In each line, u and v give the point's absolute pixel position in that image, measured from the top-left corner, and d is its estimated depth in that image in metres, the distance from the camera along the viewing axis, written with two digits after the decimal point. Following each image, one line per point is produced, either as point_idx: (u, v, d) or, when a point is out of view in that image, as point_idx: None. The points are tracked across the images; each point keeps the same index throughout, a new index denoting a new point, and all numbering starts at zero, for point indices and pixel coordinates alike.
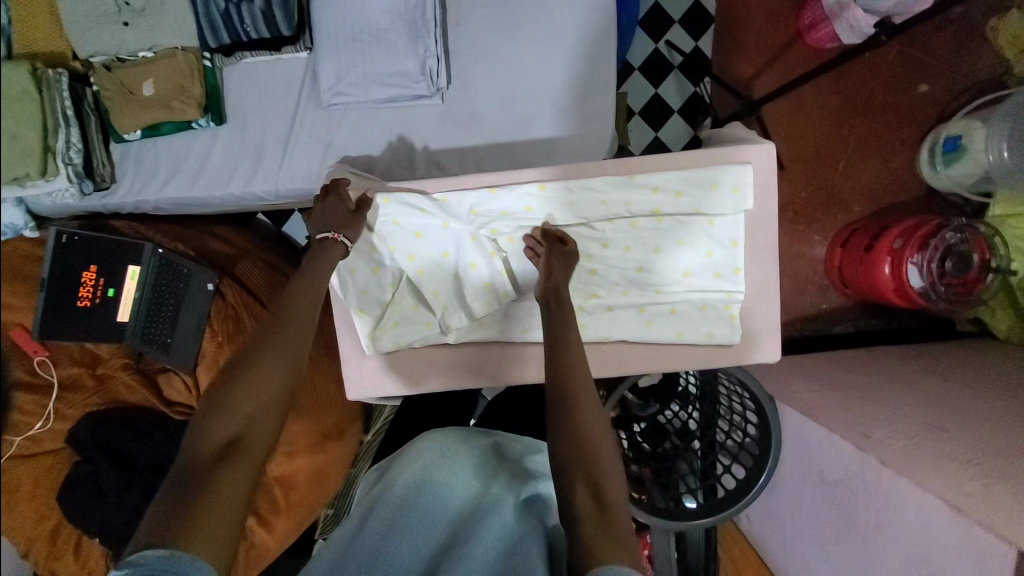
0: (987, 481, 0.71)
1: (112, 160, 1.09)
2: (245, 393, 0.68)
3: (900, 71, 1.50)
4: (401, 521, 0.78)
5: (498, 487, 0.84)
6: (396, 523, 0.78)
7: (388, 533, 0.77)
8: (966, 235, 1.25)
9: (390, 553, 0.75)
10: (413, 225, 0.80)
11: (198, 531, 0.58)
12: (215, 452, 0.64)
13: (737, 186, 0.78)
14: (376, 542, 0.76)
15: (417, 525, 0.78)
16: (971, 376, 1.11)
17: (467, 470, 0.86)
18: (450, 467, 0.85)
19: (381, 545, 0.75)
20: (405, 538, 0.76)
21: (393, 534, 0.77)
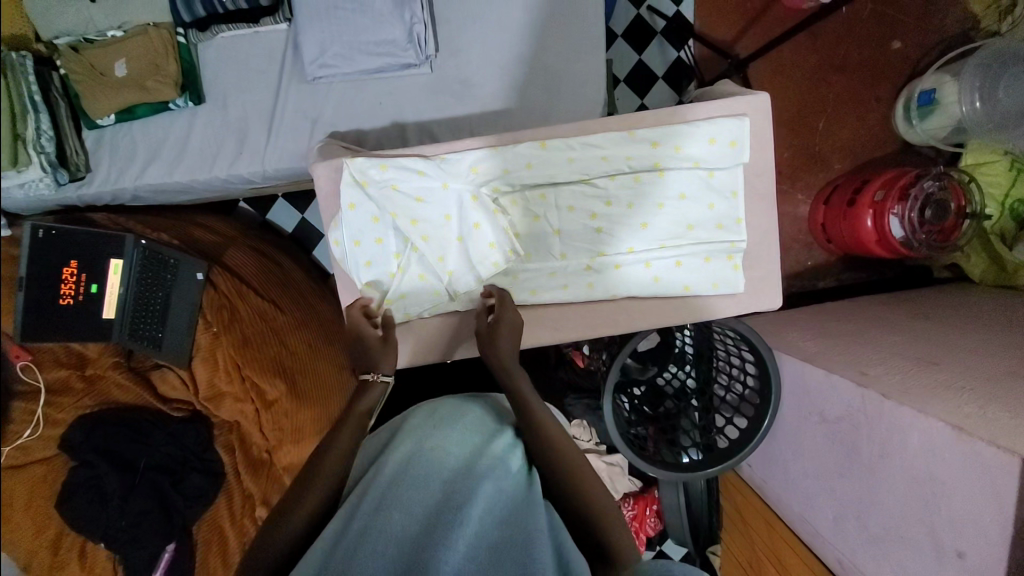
0: (983, 403, 0.76)
1: (86, 148, 1.04)
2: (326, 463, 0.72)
3: (874, 27, 1.53)
4: (394, 490, 0.69)
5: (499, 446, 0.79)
6: (386, 497, 0.69)
7: (380, 507, 0.67)
8: (944, 182, 1.29)
9: (381, 522, 0.65)
10: (414, 189, 0.77)
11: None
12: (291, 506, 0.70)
13: (734, 137, 0.79)
14: (367, 520, 0.66)
15: (411, 489, 0.70)
16: (951, 316, 1.17)
17: (463, 431, 0.79)
18: (445, 431, 0.78)
19: (372, 521, 0.65)
20: (398, 506, 0.67)
21: (383, 508, 0.67)
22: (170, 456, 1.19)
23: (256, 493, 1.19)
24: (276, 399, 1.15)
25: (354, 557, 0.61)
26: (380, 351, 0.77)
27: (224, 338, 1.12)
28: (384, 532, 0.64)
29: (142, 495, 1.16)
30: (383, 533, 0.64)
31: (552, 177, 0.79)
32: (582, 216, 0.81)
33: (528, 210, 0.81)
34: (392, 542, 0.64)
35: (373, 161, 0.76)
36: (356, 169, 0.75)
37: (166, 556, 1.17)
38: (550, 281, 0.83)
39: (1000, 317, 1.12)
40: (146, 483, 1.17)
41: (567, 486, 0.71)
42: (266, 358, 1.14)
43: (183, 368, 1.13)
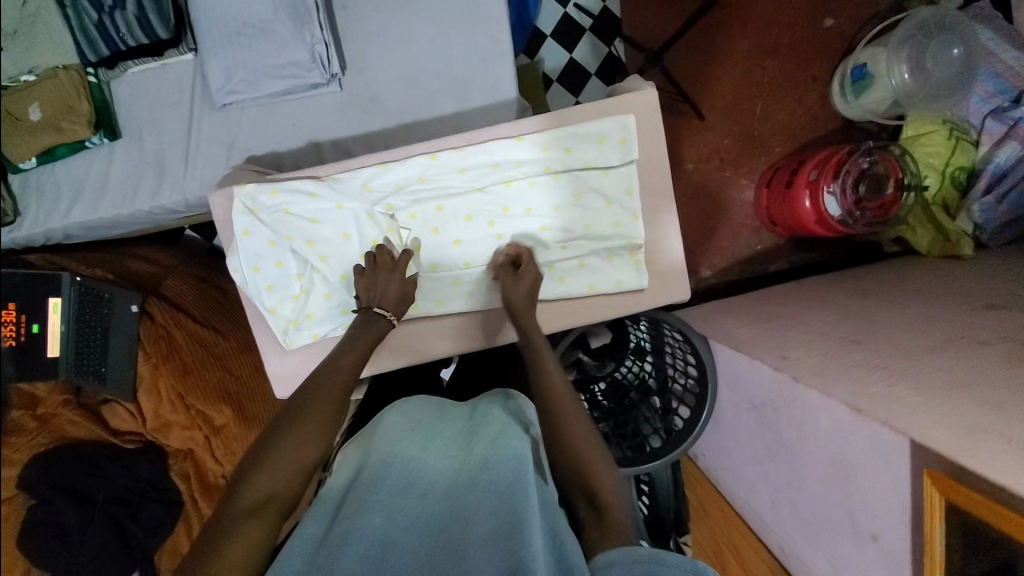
0: (891, 381, 0.75)
1: (13, 192, 1.06)
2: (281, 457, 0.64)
3: (806, 7, 1.53)
4: (372, 499, 0.63)
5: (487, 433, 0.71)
6: (364, 504, 0.63)
7: (360, 514, 0.61)
8: (876, 156, 1.29)
9: (360, 532, 0.59)
10: (308, 213, 0.78)
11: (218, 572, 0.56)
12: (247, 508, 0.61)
13: (622, 135, 0.79)
14: (347, 530, 0.60)
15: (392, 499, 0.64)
16: (889, 292, 1.16)
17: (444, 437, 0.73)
18: (423, 439, 0.72)
19: (352, 530, 0.59)
20: (380, 515, 0.62)
21: (363, 513, 0.61)
22: (128, 488, 1.22)
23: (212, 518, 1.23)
24: (224, 424, 1.18)
25: (333, 570, 0.55)
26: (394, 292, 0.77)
27: (167, 367, 1.14)
28: (366, 543, 0.58)
29: (101, 527, 1.17)
30: (363, 546, 0.58)
31: (446, 190, 0.80)
32: (481, 225, 0.81)
33: (426, 223, 0.81)
34: (374, 555, 0.58)
35: (264, 188, 0.76)
36: (247, 198, 0.76)
37: None
38: (454, 291, 0.83)
39: (937, 289, 1.11)
40: (105, 515, 1.19)
41: (569, 458, 0.68)
42: (210, 384, 1.16)
43: (127, 403, 1.12)
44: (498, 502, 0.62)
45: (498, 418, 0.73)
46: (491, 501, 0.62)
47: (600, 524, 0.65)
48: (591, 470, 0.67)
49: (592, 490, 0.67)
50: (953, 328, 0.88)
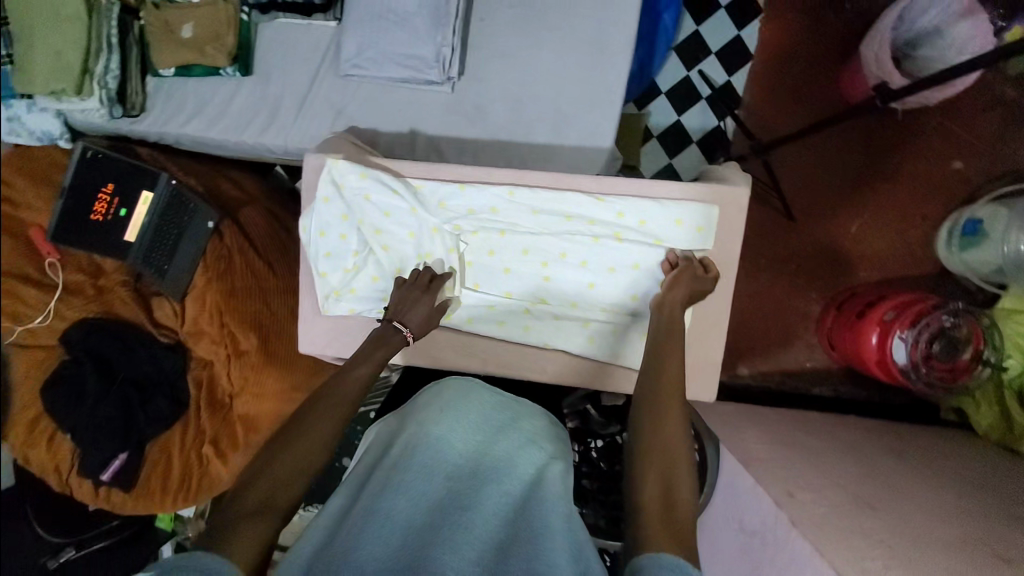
0: (888, 563, 0.70)
1: (147, 91, 1.17)
2: (302, 441, 0.67)
3: (936, 144, 1.45)
4: (398, 475, 0.72)
5: (510, 441, 0.79)
6: (393, 478, 0.72)
7: (388, 486, 0.71)
8: (962, 320, 1.21)
9: (386, 505, 0.69)
10: (383, 202, 0.82)
11: (239, 543, 0.59)
12: (265, 492, 0.63)
13: (700, 224, 0.78)
14: (373, 500, 0.69)
15: (414, 478, 0.72)
16: (926, 462, 1.08)
17: (472, 423, 0.79)
18: (453, 421, 0.79)
19: (377, 503, 0.69)
20: (404, 490, 0.70)
21: (390, 490, 0.70)
22: (147, 375, 1.32)
23: (208, 432, 1.28)
24: (247, 351, 1.25)
25: (359, 534, 0.65)
26: (419, 311, 0.79)
27: (216, 287, 1.23)
28: (390, 516, 0.68)
29: (110, 404, 1.26)
30: (387, 517, 0.67)
31: (515, 224, 0.82)
32: (535, 263, 0.83)
33: (485, 244, 0.84)
34: (393, 527, 0.67)
35: (353, 168, 0.81)
36: (336, 172, 0.81)
37: (116, 462, 1.27)
38: (489, 314, 0.85)
39: (978, 479, 1.01)
40: (119, 394, 1.29)
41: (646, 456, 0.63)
42: (247, 313, 1.24)
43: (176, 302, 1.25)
44: (512, 513, 0.71)
45: (523, 430, 0.81)
46: (505, 509, 0.71)
47: (665, 520, 0.58)
48: (667, 463, 0.62)
49: (669, 488, 0.61)
50: (983, 535, 0.80)
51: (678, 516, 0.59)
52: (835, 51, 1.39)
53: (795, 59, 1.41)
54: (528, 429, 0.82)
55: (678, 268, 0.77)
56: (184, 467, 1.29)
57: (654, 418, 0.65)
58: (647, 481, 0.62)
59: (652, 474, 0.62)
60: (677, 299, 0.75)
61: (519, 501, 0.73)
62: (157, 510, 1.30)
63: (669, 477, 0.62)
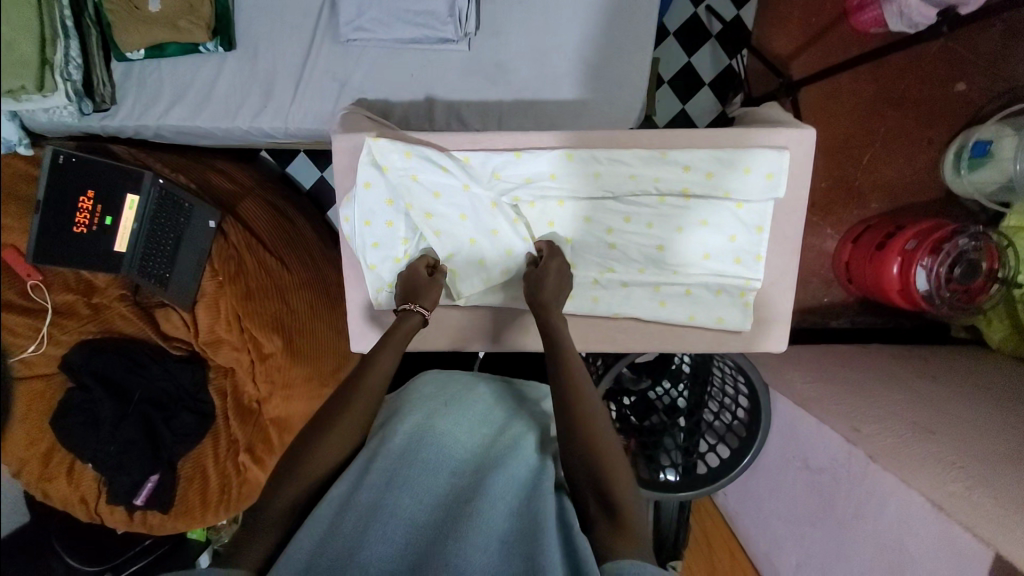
0: (969, 484, 0.74)
1: (113, 80, 1.04)
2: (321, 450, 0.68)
3: (941, 66, 1.45)
4: (404, 469, 0.72)
5: (508, 437, 0.84)
6: (397, 472, 0.72)
7: (392, 480, 0.71)
8: (980, 242, 1.24)
9: (392, 500, 0.68)
10: (432, 181, 0.76)
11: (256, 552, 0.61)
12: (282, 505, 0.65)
13: (771, 170, 0.75)
14: (377, 498, 0.68)
15: (420, 471, 0.73)
16: (957, 380, 1.14)
17: (472, 421, 0.84)
18: (453, 414, 0.84)
19: (382, 500, 0.68)
20: (409, 483, 0.71)
21: (395, 484, 0.70)
22: (164, 392, 1.23)
23: (240, 441, 1.21)
24: (273, 355, 1.17)
25: (366, 529, 0.64)
26: (424, 285, 0.76)
27: (230, 289, 1.13)
28: (397, 511, 0.67)
29: (132, 425, 1.20)
30: (394, 513, 0.67)
31: (575, 190, 0.78)
32: (598, 229, 0.80)
33: (544, 215, 0.80)
34: (400, 524, 0.66)
35: (396, 147, 0.74)
36: (378, 152, 0.74)
37: (150, 484, 1.21)
38: None
39: (1008, 391, 1.08)
40: (138, 415, 1.21)
41: (585, 472, 0.64)
42: (268, 314, 1.16)
43: (186, 311, 1.14)
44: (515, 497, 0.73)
45: (520, 426, 0.87)
46: (511, 499, 0.73)
47: (613, 529, 0.61)
48: (611, 477, 0.63)
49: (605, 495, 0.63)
50: None
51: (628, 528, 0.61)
52: None
53: None
54: (525, 422, 0.89)
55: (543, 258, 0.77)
56: (222, 479, 1.23)
57: (588, 447, 0.64)
58: (588, 497, 0.64)
59: (589, 485, 0.64)
60: (549, 288, 0.74)
61: (523, 492, 0.75)
62: (199, 524, 1.24)
63: (604, 486, 0.63)
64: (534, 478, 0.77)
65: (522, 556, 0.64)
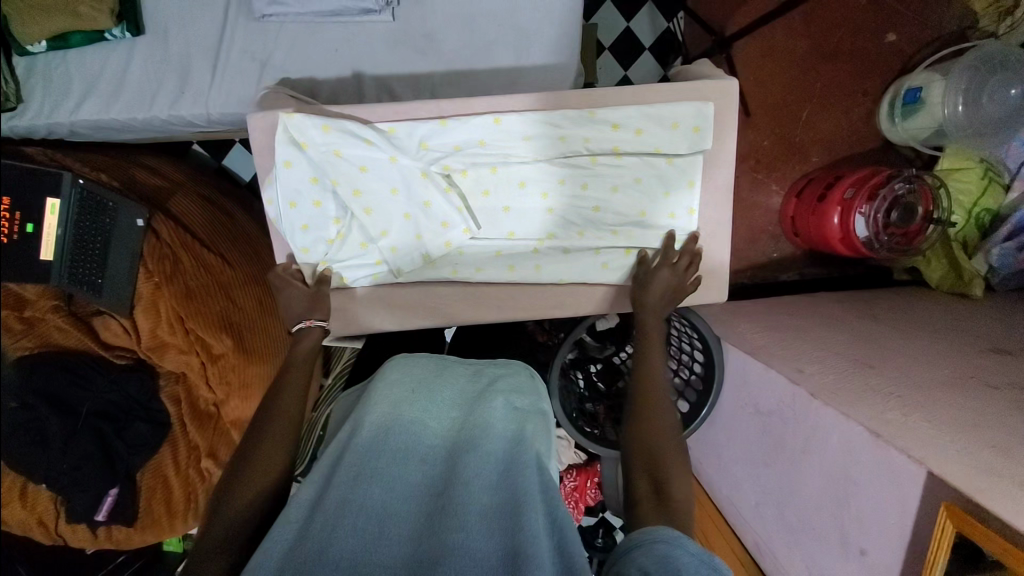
0: (906, 411, 0.77)
1: (17, 78, 0.97)
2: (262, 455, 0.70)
3: (871, 16, 1.48)
4: (372, 462, 0.65)
5: (484, 407, 0.74)
6: (365, 467, 0.64)
7: (360, 476, 0.63)
8: (914, 185, 1.28)
9: (360, 496, 0.62)
10: (357, 156, 0.74)
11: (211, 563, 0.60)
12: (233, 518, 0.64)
13: (698, 122, 0.76)
14: (344, 494, 0.61)
15: (390, 463, 0.66)
16: (897, 319, 1.19)
17: (446, 401, 0.75)
18: (423, 398, 0.75)
19: (349, 496, 0.61)
20: (377, 479, 0.63)
21: (363, 480, 0.63)
22: (113, 404, 1.19)
23: (201, 445, 1.19)
24: (224, 354, 1.15)
25: (335, 529, 0.58)
26: (307, 301, 0.82)
27: (169, 289, 1.10)
28: (366, 507, 0.61)
29: (83, 440, 1.15)
30: (365, 509, 0.61)
31: (506, 155, 0.77)
32: (534, 195, 0.80)
33: (478, 184, 0.80)
34: (373, 519, 0.60)
35: (314, 122, 0.73)
36: (295, 129, 0.73)
37: (110, 498, 1.18)
38: (495, 259, 0.84)
39: (943, 324, 1.13)
40: (89, 430, 1.16)
41: (644, 461, 0.68)
42: (212, 312, 1.13)
43: (124, 317, 1.10)
44: (496, 478, 0.66)
45: (497, 395, 0.77)
46: (491, 475, 0.66)
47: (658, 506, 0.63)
48: (663, 468, 0.67)
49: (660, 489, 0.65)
50: (966, 368, 0.90)
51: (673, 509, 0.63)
52: None
53: None
54: (503, 390, 0.79)
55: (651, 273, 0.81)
56: (186, 487, 1.21)
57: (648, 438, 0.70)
58: (640, 478, 0.67)
59: (647, 475, 0.67)
60: (653, 303, 0.80)
61: (504, 466, 0.68)
62: (171, 534, 1.22)
63: (658, 475, 0.67)
64: (513, 451, 0.68)
65: (504, 537, 0.59)
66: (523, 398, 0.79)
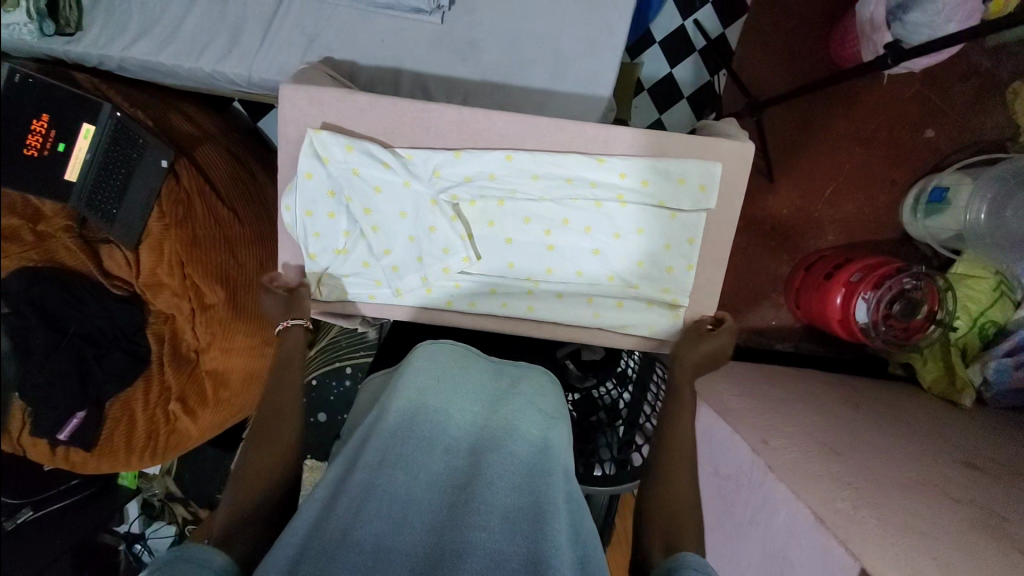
0: (857, 504, 0.75)
1: (82, 6, 1.02)
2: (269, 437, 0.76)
3: (912, 111, 1.48)
4: (397, 449, 0.67)
5: (510, 407, 0.75)
6: (390, 453, 0.66)
7: (384, 460, 0.65)
8: (922, 283, 1.26)
9: (384, 481, 0.64)
10: (373, 177, 0.79)
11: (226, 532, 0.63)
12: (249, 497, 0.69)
13: (703, 181, 0.80)
14: (368, 477, 0.64)
15: (414, 452, 0.67)
16: (879, 411, 1.17)
17: (470, 395, 0.75)
18: (450, 390, 0.75)
19: (373, 479, 0.63)
20: (402, 466, 0.65)
21: (387, 466, 0.65)
22: (100, 329, 1.23)
23: (174, 389, 1.21)
24: (214, 305, 1.18)
25: (358, 512, 0.60)
26: (279, 308, 0.87)
27: (175, 232, 1.13)
28: (390, 492, 0.63)
29: (64, 358, 1.16)
30: (387, 493, 0.63)
31: (514, 190, 0.81)
32: (537, 230, 0.83)
33: (483, 214, 0.83)
34: (396, 505, 0.62)
35: (338, 141, 0.78)
36: (319, 145, 0.78)
37: (75, 421, 1.18)
38: (488, 289, 0.86)
39: (923, 427, 1.11)
40: (71, 349, 1.19)
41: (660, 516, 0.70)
42: (211, 264, 1.16)
43: (129, 250, 1.14)
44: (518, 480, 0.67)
45: (523, 398, 0.77)
46: (514, 476, 0.68)
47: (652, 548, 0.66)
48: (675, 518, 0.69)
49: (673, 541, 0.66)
50: (934, 476, 0.88)
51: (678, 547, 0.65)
52: (829, 9, 1.36)
53: (790, 13, 1.38)
54: (527, 392, 0.80)
55: (711, 333, 0.84)
56: (150, 424, 1.24)
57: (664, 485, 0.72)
58: (653, 536, 0.68)
59: (659, 527, 0.68)
60: (716, 360, 0.84)
61: (527, 470, 0.70)
62: (126, 466, 1.25)
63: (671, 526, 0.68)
64: (534, 458, 0.71)
65: (526, 540, 0.61)
66: (548, 402, 0.80)
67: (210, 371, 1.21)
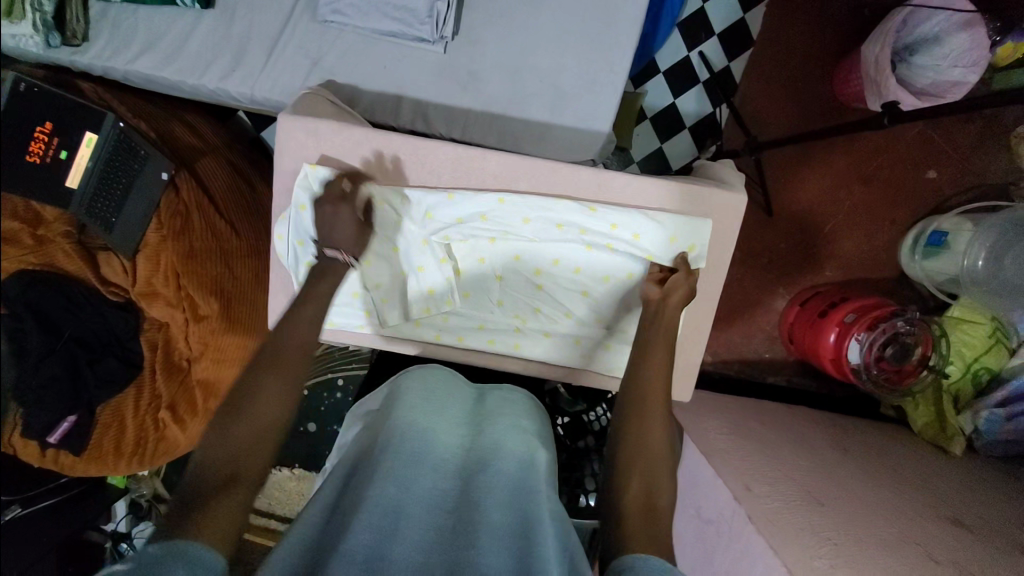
0: (834, 562, 0.74)
1: (90, 18, 1.03)
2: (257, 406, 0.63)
3: (915, 152, 1.48)
4: (388, 464, 0.66)
5: (495, 425, 0.74)
6: (380, 468, 0.65)
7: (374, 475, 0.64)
8: (916, 329, 1.25)
9: (375, 496, 0.62)
10: (367, 214, 0.82)
11: (206, 525, 0.55)
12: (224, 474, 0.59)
13: (692, 230, 0.81)
14: (359, 490, 0.63)
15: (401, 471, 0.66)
16: (866, 456, 1.16)
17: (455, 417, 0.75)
18: (436, 410, 0.75)
19: (365, 492, 0.62)
20: (393, 482, 0.64)
21: (378, 481, 0.64)
22: (94, 334, 1.23)
23: (164, 397, 1.22)
24: (208, 315, 1.17)
25: (351, 523, 0.59)
26: (348, 231, 0.76)
27: (173, 244, 1.13)
28: (382, 505, 0.61)
29: (56, 361, 1.18)
30: (379, 507, 0.61)
31: (506, 232, 0.82)
32: (527, 269, 0.85)
33: (473, 251, 0.85)
34: (388, 520, 0.61)
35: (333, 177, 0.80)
36: (313, 179, 0.80)
37: (64, 425, 1.19)
38: (475, 326, 0.88)
39: (910, 475, 1.11)
40: (64, 353, 1.20)
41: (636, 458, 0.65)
42: (208, 276, 1.16)
43: (126, 259, 1.13)
44: (511, 496, 0.65)
45: (508, 418, 0.76)
46: (503, 492, 0.66)
47: (638, 523, 0.59)
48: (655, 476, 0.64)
49: (651, 494, 0.62)
50: (915, 533, 0.87)
51: (656, 516, 0.60)
52: (836, 47, 1.36)
53: (796, 49, 1.38)
54: (512, 413, 0.78)
55: (668, 280, 0.80)
56: (138, 432, 1.23)
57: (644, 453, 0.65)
58: (631, 483, 0.63)
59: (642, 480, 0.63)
60: (676, 304, 0.77)
61: (518, 485, 0.67)
62: (113, 473, 1.25)
63: (650, 482, 0.63)
64: (522, 469, 0.68)
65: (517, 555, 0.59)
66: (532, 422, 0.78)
67: (201, 383, 1.22)
